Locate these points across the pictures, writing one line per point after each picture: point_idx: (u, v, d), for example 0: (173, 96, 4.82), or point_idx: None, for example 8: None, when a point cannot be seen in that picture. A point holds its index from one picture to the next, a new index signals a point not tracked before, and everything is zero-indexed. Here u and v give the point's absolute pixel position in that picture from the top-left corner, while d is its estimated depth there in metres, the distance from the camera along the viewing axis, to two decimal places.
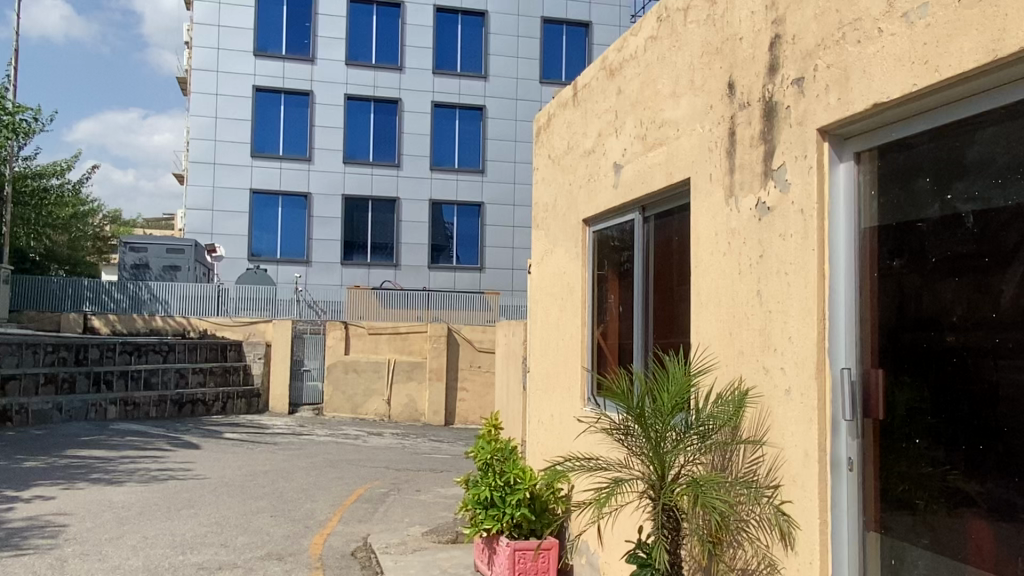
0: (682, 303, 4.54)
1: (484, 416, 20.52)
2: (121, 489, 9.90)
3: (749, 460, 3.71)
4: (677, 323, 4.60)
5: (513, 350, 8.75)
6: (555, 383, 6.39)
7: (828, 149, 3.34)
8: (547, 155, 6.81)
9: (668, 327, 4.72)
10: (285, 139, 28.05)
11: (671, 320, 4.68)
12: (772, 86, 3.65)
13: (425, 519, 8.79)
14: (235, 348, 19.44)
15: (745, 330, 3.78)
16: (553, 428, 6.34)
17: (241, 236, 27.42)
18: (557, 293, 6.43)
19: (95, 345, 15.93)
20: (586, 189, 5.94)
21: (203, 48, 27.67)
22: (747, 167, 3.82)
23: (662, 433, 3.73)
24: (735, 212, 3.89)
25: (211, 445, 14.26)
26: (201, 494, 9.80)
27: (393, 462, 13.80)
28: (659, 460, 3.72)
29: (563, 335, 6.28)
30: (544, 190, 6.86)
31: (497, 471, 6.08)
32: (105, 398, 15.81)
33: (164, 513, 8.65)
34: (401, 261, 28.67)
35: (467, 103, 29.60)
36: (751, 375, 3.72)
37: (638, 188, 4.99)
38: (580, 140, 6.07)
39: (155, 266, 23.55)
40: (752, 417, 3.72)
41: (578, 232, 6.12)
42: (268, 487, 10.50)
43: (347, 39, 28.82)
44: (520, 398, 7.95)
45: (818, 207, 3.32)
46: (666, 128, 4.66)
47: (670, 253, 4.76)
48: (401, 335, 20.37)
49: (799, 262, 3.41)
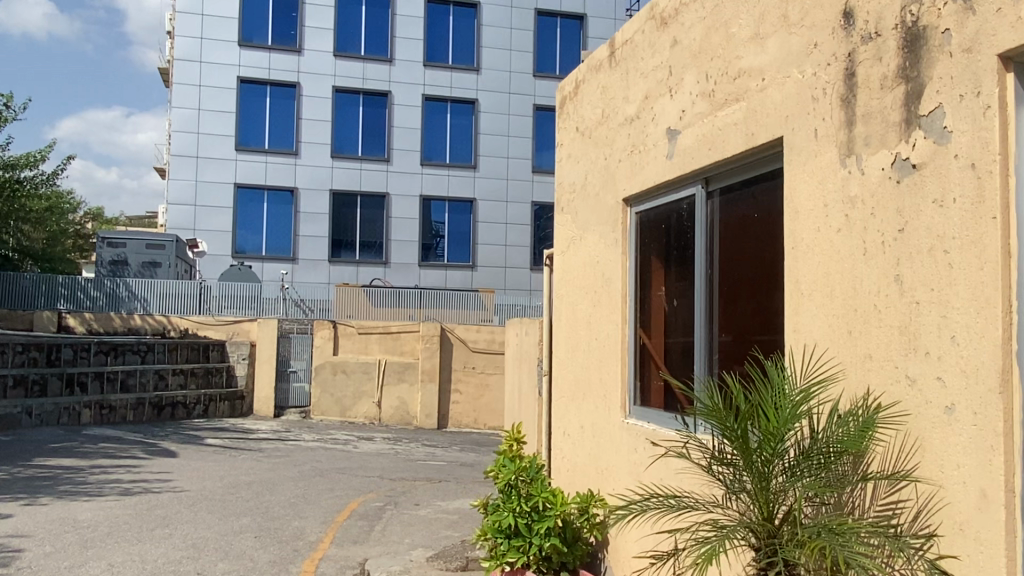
0: (772, 296, 3.67)
1: (478, 419, 19.58)
2: (88, 504, 8.91)
3: (884, 498, 2.85)
4: (761, 319, 3.75)
5: (528, 350, 7.80)
6: (587, 391, 5.52)
7: (1012, 81, 2.47)
8: (575, 128, 5.94)
9: (747, 325, 3.86)
10: (271, 132, 27.07)
11: (753, 315, 3.81)
12: (918, 7, 2.79)
13: (427, 539, 7.89)
14: (218, 348, 18.47)
15: (876, 329, 2.90)
16: (584, 440, 5.49)
17: (225, 232, 26.42)
18: (589, 285, 5.55)
19: (68, 344, 14.91)
20: (627, 162, 5.06)
21: (185, 37, 26.61)
22: (877, 116, 2.95)
23: (770, 462, 2.84)
24: (858, 175, 3.03)
25: (190, 452, 13.26)
26: (177, 510, 8.84)
27: (388, 471, 12.87)
28: (764, 498, 2.84)
29: (597, 335, 5.40)
30: (572, 167, 5.98)
31: (522, 496, 5.22)
32: (78, 401, 14.81)
33: (135, 534, 7.71)
34: (391, 258, 27.67)
35: (458, 96, 28.64)
36: (885, 387, 2.85)
37: (703, 155, 4.10)
38: (619, 107, 5.18)
39: (134, 262, 22.58)
40: (887, 442, 2.84)
41: (616, 215, 5.23)
42: (252, 501, 9.56)
43: (335, 30, 27.79)
44: (537, 407, 7.08)
45: (1001, 157, 2.45)
46: (745, 79, 3.77)
47: (746, 232, 3.89)
48: (393, 335, 19.51)
49: (968, 236, 2.54)
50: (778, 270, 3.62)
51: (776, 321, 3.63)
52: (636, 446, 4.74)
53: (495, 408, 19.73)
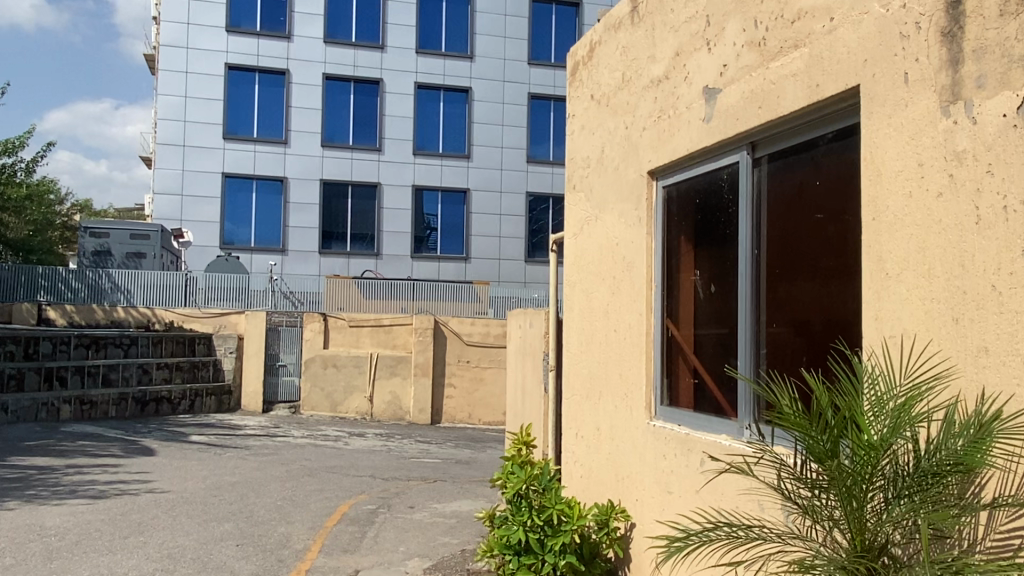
0: (849, 279, 3.08)
1: (472, 415, 18.99)
2: (58, 509, 8.28)
3: (1005, 526, 2.28)
4: (834, 306, 3.17)
5: (531, 344, 7.21)
6: (604, 389, 4.93)
7: None
8: (590, 96, 5.35)
9: (816, 314, 3.28)
10: (259, 120, 26.33)
11: (822, 302, 3.25)
12: None
13: (423, 548, 7.31)
14: (204, 341, 17.86)
15: (998, 316, 2.32)
16: (601, 444, 4.91)
17: (212, 223, 25.76)
18: (606, 271, 4.94)
19: (46, 337, 14.40)
20: (652, 130, 4.46)
21: (172, 22, 25.87)
22: (994, 49, 2.38)
23: (867, 484, 2.25)
24: (965, 126, 2.45)
25: (172, 451, 12.61)
26: (154, 515, 8.22)
27: (381, 469, 12.26)
28: (861, 529, 2.26)
29: (617, 326, 4.80)
30: (586, 140, 5.39)
31: (534, 509, 4.65)
32: (57, 397, 14.17)
33: (105, 543, 7.09)
34: (383, 250, 27.08)
35: (452, 84, 27.92)
36: (1012, 388, 2.27)
37: (751, 114, 3.51)
38: (643, 68, 4.58)
39: (117, 253, 21.86)
40: (1013, 458, 2.26)
41: (639, 189, 4.61)
42: (235, 504, 8.95)
43: (325, 16, 27.04)
44: (543, 406, 6.60)
45: None
46: (807, 19, 3.19)
47: (811, 203, 3.31)
48: (385, 328, 18.89)
49: None
50: (854, 249, 3.04)
51: (854, 308, 3.04)
52: (664, 452, 4.17)
53: (490, 402, 19.13)
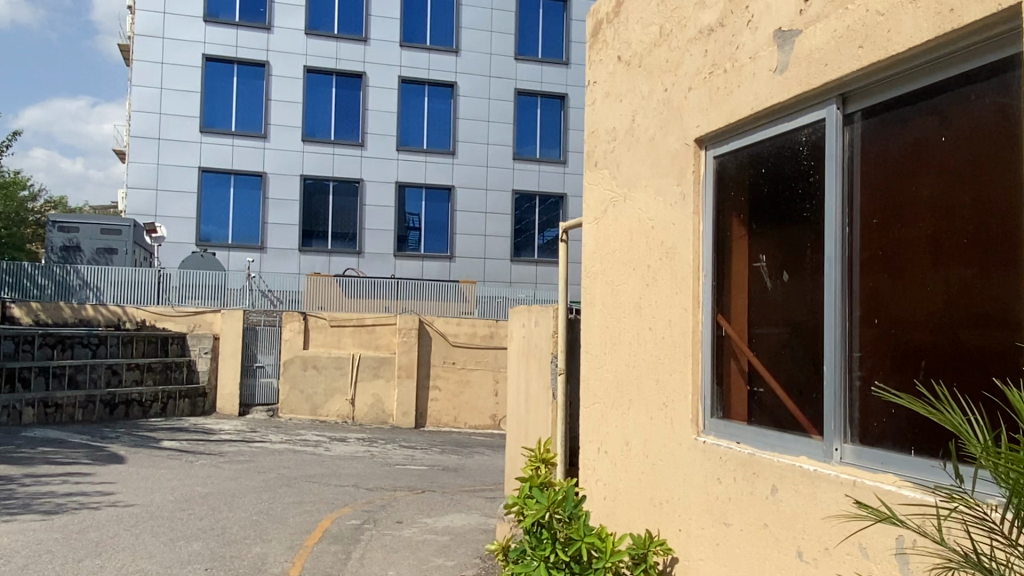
0: (1005, 266, 2.39)
1: (458, 418, 18.16)
2: (8, 526, 7.43)
3: None
4: (976, 299, 2.49)
5: (536, 346, 6.49)
6: (634, 397, 4.20)
7: None
8: (617, 57, 4.62)
9: (947, 309, 2.60)
10: (238, 114, 25.41)
11: (959, 293, 2.56)
12: None
13: (416, 571, 6.57)
14: (178, 341, 16.92)
15: None
16: (633, 463, 4.18)
17: (188, 219, 24.81)
18: (639, 258, 4.21)
19: (8, 336, 13.41)
20: (701, 89, 3.75)
21: (147, 12, 24.94)
22: None
23: None
24: None
25: (140, 458, 11.74)
26: (114, 533, 7.41)
27: (365, 478, 11.46)
28: None
29: (651, 323, 4.07)
30: (611, 110, 4.68)
31: (558, 541, 3.98)
32: (19, 400, 13.26)
33: (56, 568, 6.27)
34: (365, 248, 26.24)
35: (437, 79, 27.11)
36: None
37: (849, 55, 2.81)
38: (689, 18, 3.86)
39: (87, 248, 20.89)
40: None
41: (683, 161, 3.88)
42: (205, 519, 8.13)
43: (307, 7, 26.14)
44: (551, 413, 5.94)
45: None
46: None
47: (940, 170, 2.62)
48: (367, 328, 18.08)
49: None
50: (1014, 223, 2.35)
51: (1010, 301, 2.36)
52: (718, 476, 3.45)
53: (476, 406, 18.30)
